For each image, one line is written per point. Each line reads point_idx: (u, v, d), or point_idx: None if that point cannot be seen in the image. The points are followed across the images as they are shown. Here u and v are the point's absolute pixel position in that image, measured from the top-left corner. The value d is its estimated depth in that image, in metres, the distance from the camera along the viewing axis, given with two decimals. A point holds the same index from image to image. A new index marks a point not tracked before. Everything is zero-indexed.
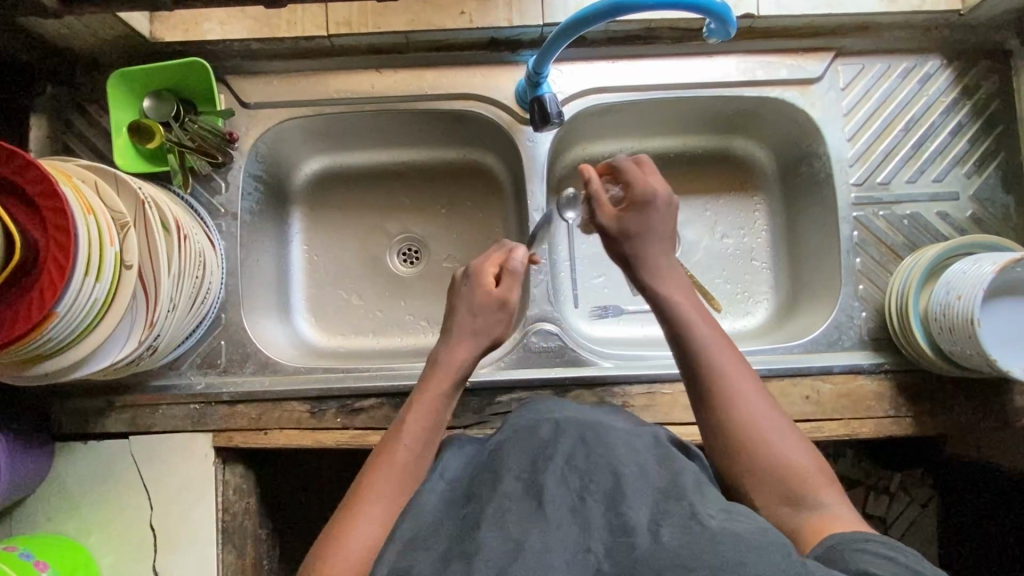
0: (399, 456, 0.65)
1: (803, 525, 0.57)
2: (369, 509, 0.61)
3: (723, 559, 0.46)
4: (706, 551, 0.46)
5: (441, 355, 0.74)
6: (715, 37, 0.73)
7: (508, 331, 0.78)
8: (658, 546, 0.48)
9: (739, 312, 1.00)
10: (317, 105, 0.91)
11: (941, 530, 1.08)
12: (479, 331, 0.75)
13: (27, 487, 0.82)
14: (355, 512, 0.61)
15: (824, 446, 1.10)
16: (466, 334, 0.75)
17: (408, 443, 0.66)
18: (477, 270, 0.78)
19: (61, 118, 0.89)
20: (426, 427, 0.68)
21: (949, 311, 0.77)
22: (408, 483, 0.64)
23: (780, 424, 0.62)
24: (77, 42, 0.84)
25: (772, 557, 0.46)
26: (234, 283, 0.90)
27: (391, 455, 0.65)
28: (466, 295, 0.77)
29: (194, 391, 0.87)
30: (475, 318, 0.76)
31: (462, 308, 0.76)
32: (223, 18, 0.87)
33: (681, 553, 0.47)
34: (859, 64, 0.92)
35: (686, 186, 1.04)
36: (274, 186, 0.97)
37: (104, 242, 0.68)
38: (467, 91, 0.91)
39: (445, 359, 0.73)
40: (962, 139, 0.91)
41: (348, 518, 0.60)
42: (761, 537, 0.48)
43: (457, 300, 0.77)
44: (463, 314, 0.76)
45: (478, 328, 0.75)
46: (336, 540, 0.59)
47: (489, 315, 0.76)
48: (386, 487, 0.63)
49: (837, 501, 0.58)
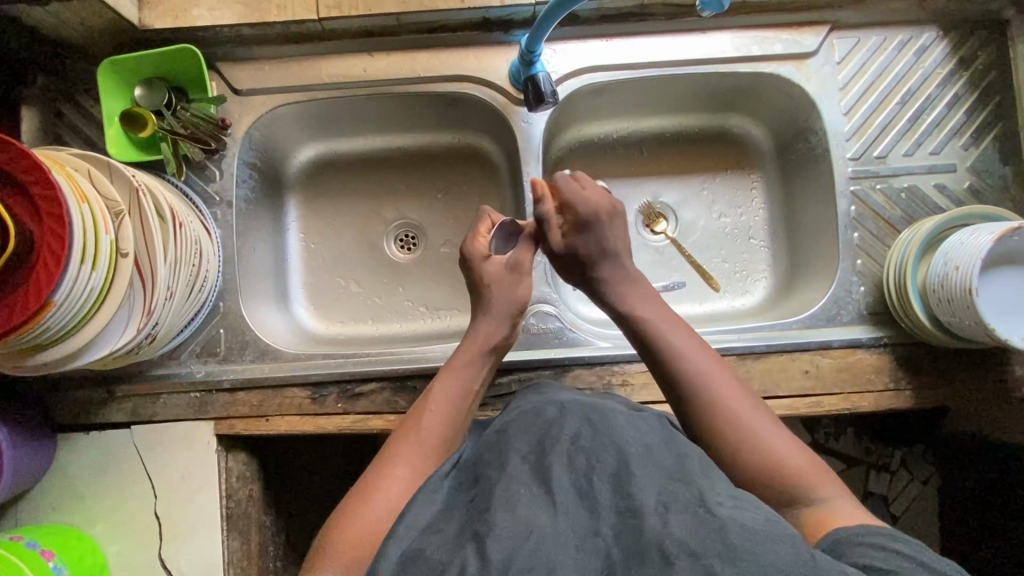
0: (426, 428, 0.66)
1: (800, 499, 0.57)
2: (397, 472, 0.62)
3: (728, 546, 0.46)
4: (714, 537, 0.47)
5: (475, 328, 0.74)
6: (708, 9, 0.71)
7: (531, 292, 0.77)
8: (666, 531, 0.48)
9: (737, 291, 0.99)
10: (308, 90, 0.91)
11: (943, 505, 1.08)
12: (507, 299, 0.75)
13: (31, 478, 0.83)
14: (383, 474, 0.62)
15: (825, 424, 1.11)
16: (494, 304, 0.75)
17: (434, 416, 0.67)
18: (472, 247, 0.78)
19: (52, 108, 0.89)
20: (454, 402, 0.69)
21: (947, 282, 0.76)
22: (437, 454, 0.65)
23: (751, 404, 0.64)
24: (66, 31, 0.83)
25: (778, 547, 0.46)
26: (231, 272, 0.90)
27: (419, 426, 0.66)
28: (484, 269, 0.77)
29: (195, 379, 0.87)
30: (501, 287, 0.76)
31: (491, 282, 0.76)
32: (213, 4, 0.86)
33: (688, 540, 0.47)
34: (855, 36, 0.91)
35: (683, 166, 1.03)
36: (269, 174, 0.97)
37: (99, 229, 0.68)
38: (459, 72, 0.91)
39: (476, 333, 0.74)
40: (960, 110, 0.90)
41: (377, 478, 0.61)
42: (768, 527, 0.48)
43: (473, 277, 0.77)
44: (489, 287, 0.76)
45: (503, 299, 0.75)
46: (361, 499, 0.59)
47: (508, 280, 0.76)
48: (413, 458, 0.63)
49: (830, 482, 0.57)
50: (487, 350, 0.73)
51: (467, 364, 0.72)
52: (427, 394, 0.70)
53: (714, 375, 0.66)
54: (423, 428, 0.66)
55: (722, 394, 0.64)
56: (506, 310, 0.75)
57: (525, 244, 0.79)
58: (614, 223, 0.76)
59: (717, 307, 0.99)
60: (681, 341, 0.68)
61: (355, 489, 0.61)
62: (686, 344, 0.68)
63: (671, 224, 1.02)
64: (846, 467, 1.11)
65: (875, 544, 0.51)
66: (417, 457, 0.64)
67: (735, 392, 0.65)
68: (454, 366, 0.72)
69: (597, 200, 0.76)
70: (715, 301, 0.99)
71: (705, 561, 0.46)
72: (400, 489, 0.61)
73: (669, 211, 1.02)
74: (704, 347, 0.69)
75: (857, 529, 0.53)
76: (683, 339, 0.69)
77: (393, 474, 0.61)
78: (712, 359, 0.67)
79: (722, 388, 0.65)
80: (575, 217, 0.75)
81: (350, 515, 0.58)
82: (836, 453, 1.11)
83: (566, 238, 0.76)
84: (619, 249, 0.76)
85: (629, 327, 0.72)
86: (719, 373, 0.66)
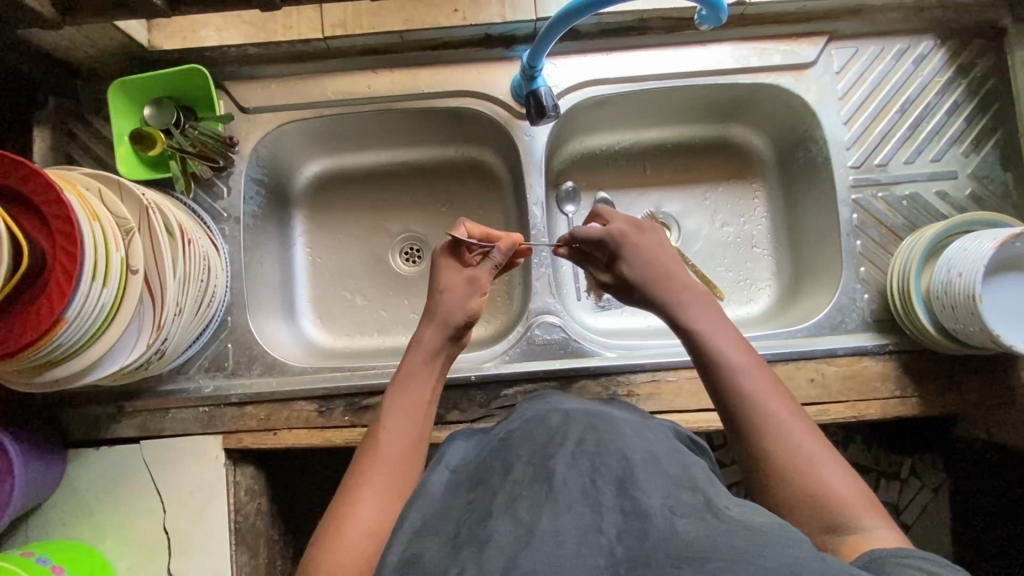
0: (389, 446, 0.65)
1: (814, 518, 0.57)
2: (369, 491, 0.61)
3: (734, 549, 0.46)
4: (720, 540, 0.47)
5: (421, 337, 0.74)
6: (707, 23, 0.73)
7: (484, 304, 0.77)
8: (672, 533, 0.48)
9: (741, 299, 1.00)
10: (315, 107, 0.92)
11: (954, 514, 1.08)
12: (458, 309, 0.74)
13: (40, 494, 0.83)
14: (356, 497, 0.61)
15: (833, 433, 1.11)
16: (439, 313, 0.74)
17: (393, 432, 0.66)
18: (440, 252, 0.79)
19: (63, 129, 0.91)
20: (409, 414, 0.68)
21: (950, 289, 0.77)
22: (402, 468, 0.64)
23: (799, 420, 0.62)
24: (77, 53, 0.85)
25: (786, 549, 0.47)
26: (239, 287, 0.91)
27: (381, 445, 0.65)
28: (439, 281, 0.77)
29: (203, 394, 0.88)
30: (450, 297, 0.75)
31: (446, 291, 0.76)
32: (220, 25, 0.88)
33: (694, 541, 0.47)
34: (853, 46, 0.92)
35: (685, 176, 1.04)
36: (275, 190, 0.98)
37: (109, 247, 0.69)
38: (461, 87, 0.92)
39: (421, 341, 0.73)
40: (959, 118, 0.91)
41: (350, 500, 0.60)
42: (774, 531, 0.48)
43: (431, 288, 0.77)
44: (439, 297, 0.76)
45: (447, 311, 0.74)
46: (336, 526, 0.59)
47: (455, 292, 0.75)
48: (380, 478, 0.63)
49: (838, 496, 0.57)
50: (431, 357, 0.73)
51: (415, 373, 0.72)
52: (382, 409, 0.69)
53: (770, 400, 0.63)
54: (384, 444, 0.65)
55: (777, 415, 0.62)
56: (454, 317, 0.74)
57: (485, 263, 0.78)
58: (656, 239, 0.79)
59: None
60: (738, 357, 0.66)
61: (331, 510, 0.60)
62: (747, 364, 0.66)
63: (674, 235, 1.02)
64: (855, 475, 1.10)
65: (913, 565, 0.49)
66: (383, 477, 0.63)
67: (793, 419, 0.62)
68: (405, 378, 0.71)
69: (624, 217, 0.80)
70: None
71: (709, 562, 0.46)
72: (377, 506, 0.60)
73: (671, 221, 1.02)
74: (758, 363, 0.67)
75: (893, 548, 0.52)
76: (745, 361, 0.66)
77: (364, 497, 0.61)
78: (766, 376, 0.65)
79: (774, 408, 0.62)
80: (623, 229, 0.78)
81: (327, 547, 0.57)
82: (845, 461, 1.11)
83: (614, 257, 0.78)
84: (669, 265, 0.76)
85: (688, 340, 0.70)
86: (774, 396, 0.63)
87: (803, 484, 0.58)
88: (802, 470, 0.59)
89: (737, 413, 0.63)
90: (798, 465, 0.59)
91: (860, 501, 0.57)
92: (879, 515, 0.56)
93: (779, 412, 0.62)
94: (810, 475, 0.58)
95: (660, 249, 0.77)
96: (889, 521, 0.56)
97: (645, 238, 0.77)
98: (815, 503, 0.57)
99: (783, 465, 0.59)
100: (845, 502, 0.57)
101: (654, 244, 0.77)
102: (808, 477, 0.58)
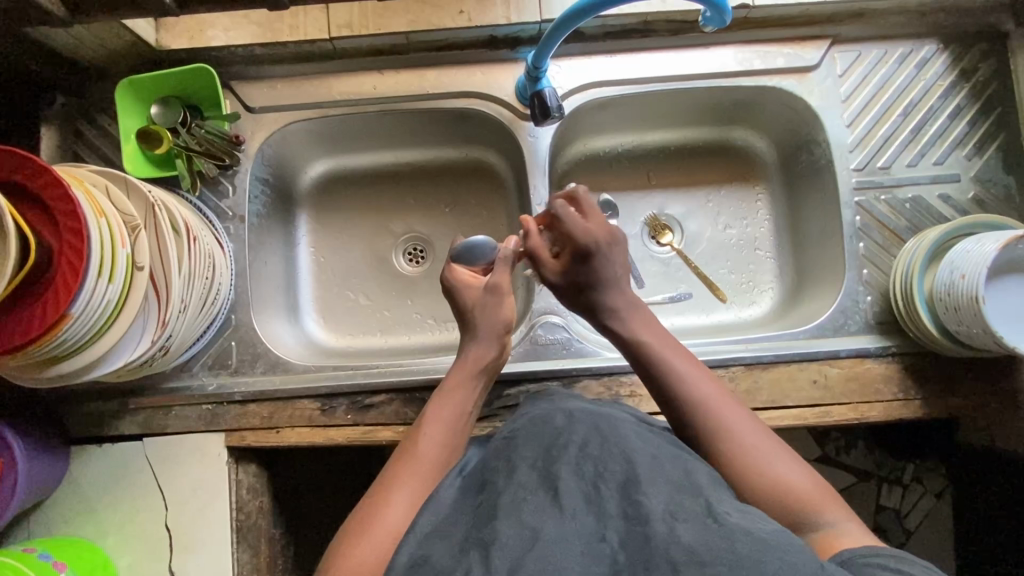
0: (424, 453, 0.66)
1: (815, 521, 0.58)
2: (397, 496, 0.62)
3: (736, 556, 0.46)
4: (722, 547, 0.47)
5: (469, 350, 0.74)
6: (711, 25, 0.74)
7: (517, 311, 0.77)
8: (673, 540, 0.48)
9: (744, 302, 1.00)
10: (321, 107, 0.93)
11: (955, 520, 1.08)
12: (498, 321, 0.74)
13: (43, 491, 0.83)
14: (384, 499, 0.62)
15: (835, 436, 1.11)
16: (484, 328, 0.74)
17: (430, 438, 0.67)
18: (451, 276, 0.78)
19: (70, 127, 0.91)
20: (450, 421, 0.69)
21: (954, 290, 0.77)
22: (435, 476, 0.64)
23: (749, 421, 0.64)
24: (85, 52, 0.86)
25: (787, 556, 0.47)
26: (244, 286, 0.91)
27: (416, 451, 0.66)
28: (464, 298, 0.77)
29: (206, 392, 0.88)
30: (484, 312, 0.75)
31: (473, 309, 0.75)
32: (228, 25, 0.89)
33: (696, 548, 0.47)
34: (855, 50, 0.93)
35: (688, 179, 1.04)
36: (281, 190, 0.99)
37: (116, 244, 0.69)
38: (467, 88, 0.93)
39: (470, 355, 0.74)
40: (962, 122, 0.91)
41: (381, 501, 0.62)
42: (777, 538, 0.48)
43: (458, 305, 0.77)
44: (472, 312, 0.75)
45: (491, 326, 0.74)
46: (361, 527, 0.60)
47: (486, 310, 0.75)
48: (412, 484, 0.63)
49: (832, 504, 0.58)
50: (480, 369, 0.73)
51: (460, 386, 0.72)
52: (424, 415, 0.70)
53: (719, 403, 0.65)
54: (420, 451, 0.66)
55: (725, 418, 0.64)
56: (495, 330, 0.74)
57: (500, 266, 0.77)
58: (614, 251, 0.74)
59: (724, 318, 0.99)
60: (684, 365, 0.68)
61: (359, 511, 0.62)
62: (689, 367, 0.68)
63: (677, 237, 1.02)
64: (857, 481, 1.10)
65: (876, 564, 0.51)
66: (414, 482, 0.63)
67: (741, 420, 0.64)
68: (447, 391, 0.71)
69: (596, 230, 0.74)
70: (722, 312, 0.99)
71: (711, 568, 0.46)
72: (407, 511, 0.61)
73: (674, 223, 1.03)
74: (705, 371, 0.69)
75: (855, 549, 0.54)
76: (691, 368, 0.68)
77: (393, 501, 0.61)
78: (714, 383, 0.67)
79: (726, 413, 0.64)
80: (574, 249, 0.74)
81: (351, 547, 0.58)
82: (846, 467, 1.11)
83: (564, 269, 0.75)
84: (619, 274, 0.74)
85: (634, 354, 0.71)
86: (720, 397, 0.66)
87: (762, 479, 0.60)
88: (759, 469, 0.61)
89: (689, 423, 0.65)
90: (754, 465, 0.61)
91: (821, 497, 0.59)
92: (838, 508, 0.59)
93: (728, 414, 0.64)
94: (769, 470, 0.60)
95: (620, 270, 0.74)
96: (848, 513, 0.59)
97: (608, 258, 0.74)
98: (777, 501, 0.59)
99: (742, 466, 0.61)
100: (804, 499, 0.59)
101: (616, 265, 0.74)
102: (766, 471, 0.60)
